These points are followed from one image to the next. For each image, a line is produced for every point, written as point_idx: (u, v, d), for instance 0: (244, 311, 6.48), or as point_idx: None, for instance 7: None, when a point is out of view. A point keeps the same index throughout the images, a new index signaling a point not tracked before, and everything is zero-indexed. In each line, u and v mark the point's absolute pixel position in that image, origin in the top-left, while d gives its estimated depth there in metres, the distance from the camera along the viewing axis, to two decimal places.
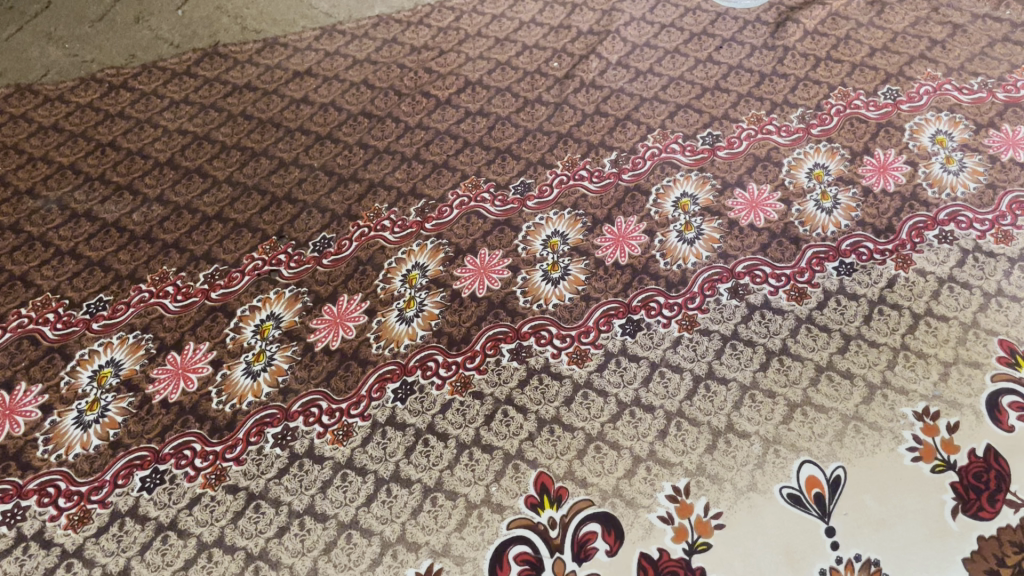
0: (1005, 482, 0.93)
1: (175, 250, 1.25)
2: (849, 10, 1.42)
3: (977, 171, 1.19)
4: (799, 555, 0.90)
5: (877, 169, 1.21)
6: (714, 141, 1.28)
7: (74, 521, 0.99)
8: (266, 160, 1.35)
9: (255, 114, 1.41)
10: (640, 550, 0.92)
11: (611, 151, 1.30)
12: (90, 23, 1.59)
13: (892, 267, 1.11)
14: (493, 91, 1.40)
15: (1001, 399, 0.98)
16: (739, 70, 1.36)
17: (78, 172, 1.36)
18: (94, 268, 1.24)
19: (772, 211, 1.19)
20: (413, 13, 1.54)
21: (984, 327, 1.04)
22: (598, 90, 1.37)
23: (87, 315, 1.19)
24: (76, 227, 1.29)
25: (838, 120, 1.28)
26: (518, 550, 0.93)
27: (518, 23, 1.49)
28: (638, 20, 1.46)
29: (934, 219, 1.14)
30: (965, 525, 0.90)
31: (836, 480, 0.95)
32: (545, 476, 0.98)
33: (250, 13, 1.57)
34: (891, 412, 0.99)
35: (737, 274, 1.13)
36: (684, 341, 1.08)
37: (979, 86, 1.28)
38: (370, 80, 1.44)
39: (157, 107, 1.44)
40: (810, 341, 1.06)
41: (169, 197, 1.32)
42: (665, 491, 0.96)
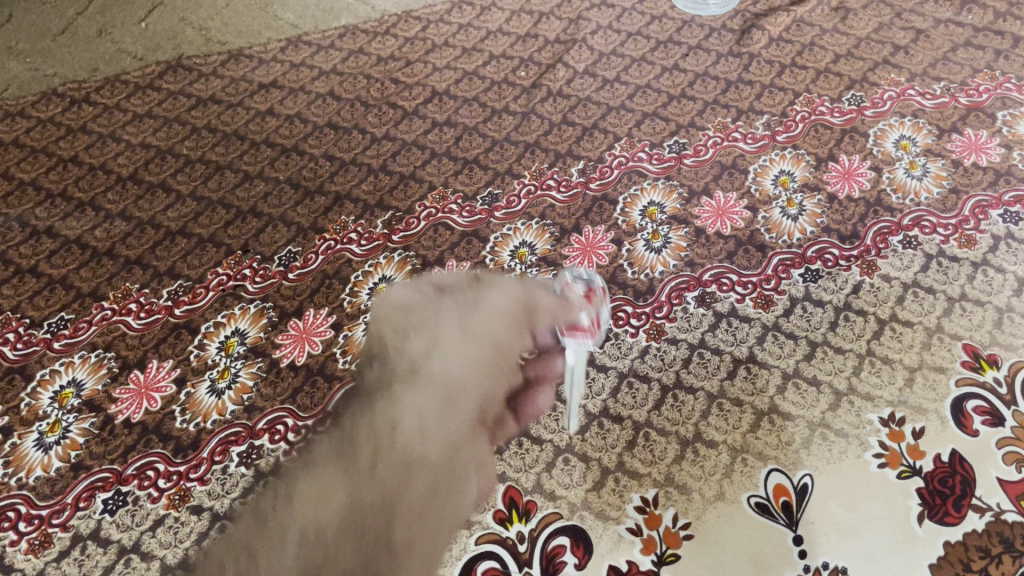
0: (970, 487, 0.93)
1: (138, 267, 1.24)
2: (814, 17, 1.42)
3: (940, 175, 1.20)
4: (767, 564, 0.90)
5: (842, 174, 1.22)
6: (680, 149, 1.28)
7: (34, 545, 0.97)
8: (230, 173, 1.33)
9: (220, 127, 1.40)
10: (608, 564, 0.92)
11: (578, 160, 1.29)
12: (52, 37, 1.56)
13: (856, 273, 1.11)
14: (460, 101, 1.39)
15: (966, 404, 0.99)
16: (705, 78, 1.36)
17: (39, 189, 1.34)
18: (55, 286, 1.22)
19: (737, 218, 1.19)
20: (380, 23, 1.52)
21: (948, 332, 1.05)
22: (565, 99, 1.37)
23: (48, 335, 1.17)
24: (37, 244, 1.27)
25: (803, 127, 1.28)
26: (485, 565, 0.93)
27: (485, 32, 1.48)
28: (605, 29, 1.46)
29: (898, 224, 1.15)
30: (931, 530, 0.91)
31: (803, 488, 0.95)
32: (513, 490, 0.98)
33: (215, 25, 1.55)
34: (857, 418, 1.00)
35: (703, 282, 1.13)
36: (652, 351, 1.07)
37: (942, 90, 1.29)
38: (337, 91, 1.42)
39: (120, 121, 1.42)
40: (776, 349, 1.06)
41: (132, 213, 1.30)
42: (633, 502, 0.96)
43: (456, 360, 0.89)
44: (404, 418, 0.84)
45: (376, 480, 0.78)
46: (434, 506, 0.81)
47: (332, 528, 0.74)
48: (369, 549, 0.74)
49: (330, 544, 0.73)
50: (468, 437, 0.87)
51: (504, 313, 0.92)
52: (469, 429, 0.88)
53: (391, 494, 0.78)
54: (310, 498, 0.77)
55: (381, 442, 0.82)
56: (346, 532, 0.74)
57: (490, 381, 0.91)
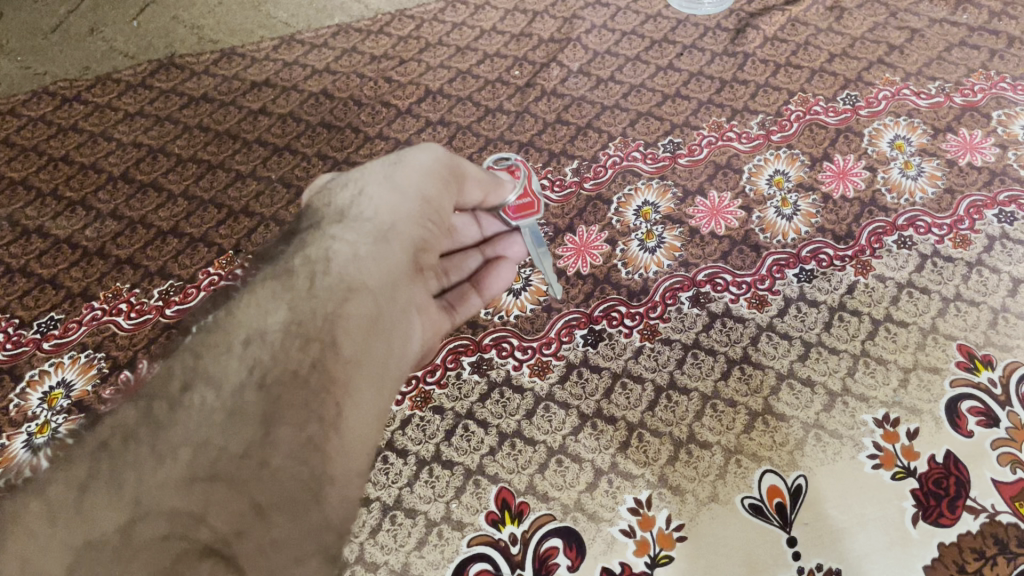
0: (964, 488, 0.94)
1: (129, 266, 1.23)
2: (809, 16, 1.41)
3: (934, 175, 1.19)
4: (759, 566, 0.90)
5: (837, 174, 1.21)
6: (674, 149, 1.27)
7: None
8: (222, 173, 1.33)
9: (212, 126, 1.39)
10: (601, 565, 0.93)
11: (572, 160, 1.28)
12: (43, 36, 1.55)
13: (851, 273, 1.11)
14: (454, 100, 1.38)
15: (960, 404, 0.99)
16: (699, 78, 1.35)
17: (29, 188, 1.34)
18: (45, 286, 1.22)
19: (732, 218, 1.18)
20: (373, 21, 1.51)
21: (943, 332, 1.05)
22: (559, 98, 1.36)
23: (37, 335, 1.16)
24: (27, 244, 1.27)
25: (797, 127, 1.28)
26: (478, 567, 0.94)
27: (478, 31, 1.47)
28: (599, 27, 1.44)
29: (893, 224, 1.15)
30: (925, 532, 0.91)
31: (798, 489, 0.95)
32: (505, 491, 0.98)
33: (207, 23, 1.54)
34: (851, 419, 0.99)
35: (698, 282, 1.12)
36: (646, 351, 1.07)
37: (937, 90, 1.29)
38: (330, 90, 1.41)
39: (112, 120, 1.41)
40: (770, 349, 1.05)
41: (123, 212, 1.29)
42: (627, 503, 0.96)
43: (386, 207, 0.84)
44: (337, 248, 0.76)
45: (317, 296, 0.70)
46: (377, 327, 0.76)
47: (279, 340, 0.65)
48: (317, 353, 0.67)
49: (274, 346, 0.64)
50: (402, 279, 0.83)
51: (431, 170, 0.89)
52: (404, 270, 0.84)
53: (331, 313, 0.70)
54: (250, 312, 0.67)
55: (317, 270, 0.72)
56: (293, 337, 0.66)
57: (421, 230, 0.87)
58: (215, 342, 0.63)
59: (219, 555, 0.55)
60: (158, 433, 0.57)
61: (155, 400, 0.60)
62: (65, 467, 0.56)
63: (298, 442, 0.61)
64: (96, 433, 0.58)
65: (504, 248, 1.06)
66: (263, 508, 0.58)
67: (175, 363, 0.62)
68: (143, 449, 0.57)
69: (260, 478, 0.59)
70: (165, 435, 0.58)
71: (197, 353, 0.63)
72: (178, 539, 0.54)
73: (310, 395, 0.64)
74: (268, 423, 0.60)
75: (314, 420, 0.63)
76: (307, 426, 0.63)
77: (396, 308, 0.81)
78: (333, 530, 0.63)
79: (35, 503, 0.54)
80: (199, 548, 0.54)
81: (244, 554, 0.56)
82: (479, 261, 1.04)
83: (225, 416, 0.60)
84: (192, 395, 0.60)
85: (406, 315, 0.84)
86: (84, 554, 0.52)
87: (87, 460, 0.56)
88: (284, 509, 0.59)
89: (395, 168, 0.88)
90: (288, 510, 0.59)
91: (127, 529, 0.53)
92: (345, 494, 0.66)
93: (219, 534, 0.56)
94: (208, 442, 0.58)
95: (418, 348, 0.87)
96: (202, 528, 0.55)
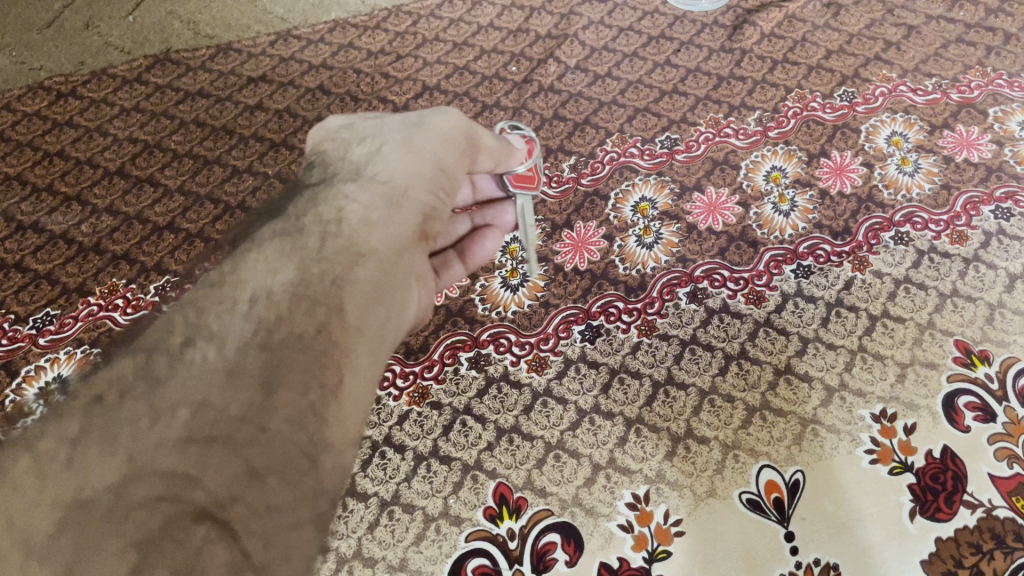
0: (961, 483, 0.94)
1: (124, 262, 1.23)
2: (806, 12, 1.40)
3: (931, 172, 1.19)
4: (757, 562, 0.91)
5: (834, 171, 1.21)
6: (671, 145, 1.27)
7: None
8: (219, 168, 1.32)
9: (208, 121, 1.38)
10: (599, 560, 0.93)
11: (570, 156, 1.28)
12: (38, 30, 1.54)
13: (848, 269, 1.11)
14: (450, 97, 1.38)
15: (957, 400, 0.99)
16: (697, 74, 1.35)
17: (24, 183, 1.33)
18: (41, 282, 1.21)
19: (729, 214, 1.18)
20: (370, 17, 1.50)
21: (940, 328, 1.05)
22: (557, 94, 1.35)
23: (33, 331, 1.16)
24: (23, 240, 1.26)
25: (794, 123, 1.28)
26: (477, 562, 0.94)
27: (475, 27, 1.46)
28: (596, 23, 1.44)
29: (890, 220, 1.15)
30: (923, 527, 0.92)
31: (795, 484, 0.95)
32: (504, 486, 0.98)
33: (203, 19, 1.53)
34: (848, 414, 1.00)
35: (695, 278, 1.12)
36: (643, 347, 1.07)
37: (934, 87, 1.29)
38: (326, 86, 1.41)
39: (107, 115, 1.41)
40: (768, 345, 1.06)
41: (118, 208, 1.29)
42: (625, 498, 0.96)
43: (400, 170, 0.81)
44: (349, 210, 0.75)
45: (325, 258, 0.68)
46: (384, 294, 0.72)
47: (285, 301, 0.64)
48: (322, 317, 0.64)
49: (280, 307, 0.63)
50: (411, 244, 0.79)
51: (447, 137, 0.85)
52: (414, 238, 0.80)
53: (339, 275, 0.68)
54: (258, 268, 0.66)
55: (328, 229, 0.72)
56: (300, 300, 0.64)
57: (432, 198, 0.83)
58: (220, 298, 0.63)
59: (214, 519, 0.52)
60: (154, 391, 0.56)
61: (155, 354, 0.59)
62: (56, 419, 0.54)
63: (297, 407, 0.59)
64: (90, 387, 0.56)
65: (493, 218, 1.04)
66: (258, 472, 0.55)
67: (176, 319, 0.62)
68: (139, 406, 0.55)
69: (258, 442, 0.56)
70: (160, 392, 0.56)
71: (197, 309, 0.62)
72: (171, 499, 0.52)
73: (313, 360, 0.62)
74: (267, 388, 0.58)
75: (315, 386, 0.61)
76: (308, 393, 0.60)
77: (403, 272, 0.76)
78: (330, 498, 0.60)
79: (23, 458, 0.52)
80: (192, 510, 0.52)
81: (240, 518, 0.53)
82: (468, 227, 1.02)
83: (224, 377, 0.58)
84: (193, 351, 0.59)
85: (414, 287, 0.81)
86: (73, 512, 0.50)
87: (81, 413, 0.55)
88: (279, 473, 0.56)
89: (414, 134, 0.85)
90: (285, 475, 0.57)
91: (118, 488, 0.51)
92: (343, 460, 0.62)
93: (212, 495, 0.53)
94: (207, 403, 0.56)
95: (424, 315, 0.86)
96: (197, 489, 0.53)
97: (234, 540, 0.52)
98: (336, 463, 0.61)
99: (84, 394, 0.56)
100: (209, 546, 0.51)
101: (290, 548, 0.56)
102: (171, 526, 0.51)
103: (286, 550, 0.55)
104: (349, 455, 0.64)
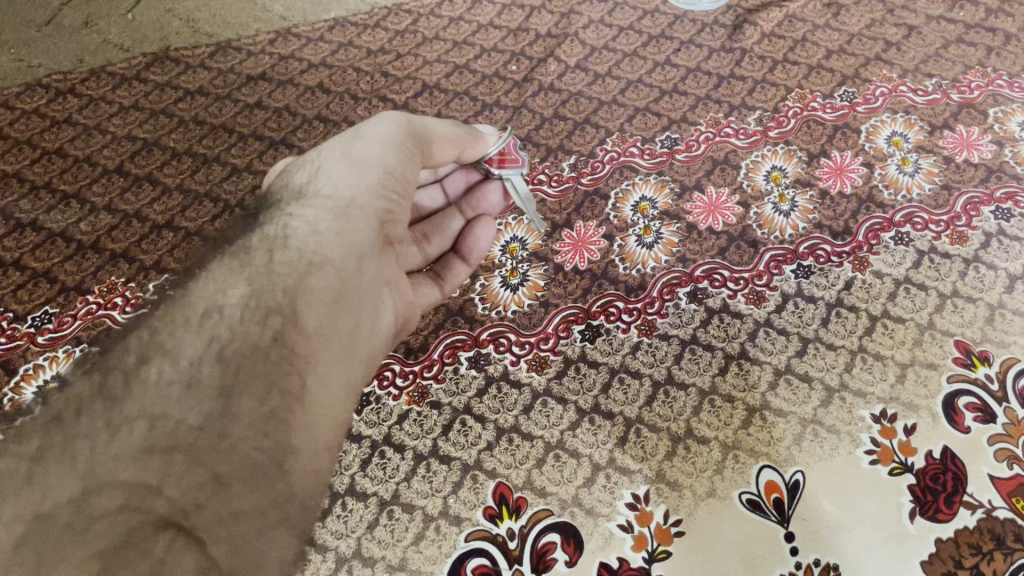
0: (961, 484, 0.94)
1: (123, 260, 1.22)
2: (806, 12, 1.40)
3: (931, 172, 1.19)
4: (757, 562, 0.91)
5: (834, 171, 1.21)
6: (672, 144, 1.27)
7: None
8: (218, 167, 1.32)
9: (208, 119, 1.38)
10: (600, 560, 0.93)
11: (570, 155, 1.28)
12: (37, 28, 1.52)
13: (848, 270, 1.11)
14: (451, 95, 1.38)
15: (957, 400, 0.99)
16: (697, 74, 1.35)
17: (23, 181, 1.33)
18: (39, 280, 1.21)
19: (729, 214, 1.18)
20: (370, 15, 1.49)
21: (940, 328, 1.05)
22: (557, 94, 1.35)
23: (32, 329, 1.16)
24: (21, 238, 1.26)
25: (795, 123, 1.28)
26: (476, 562, 0.94)
27: (475, 25, 1.46)
28: (597, 22, 1.43)
29: (890, 221, 1.15)
30: (923, 528, 0.92)
31: (795, 484, 0.95)
32: (504, 486, 0.98)
33: (203, 16, 1.52)
34: (848, 415, 1.00)
35: (695, 278, 1.12)
36: (644, 347, 1.07)
37: (934, 87, 1.29)
38: (326, 84, 1.41)
39: (106, 114, 1.40)
40: (768, 345, 1.06)
41: (118, 206, 1.29)
42: (625, 499, 0.96)
43: (344, 182, 0.82)
44: (296, 224, 0.79)
45: (276, 271, 0.74)
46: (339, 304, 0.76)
47: (239, 314, 0.69)
48: (277, 326, 0.70)
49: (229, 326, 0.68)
50: (372, 251, 0.81)
51: (389, 138, 0.85)
52: (369, 242, 0.81)
53: (292, 287, 0.73)
54: (209, 288, 0.71)
55: (277, 246, 0.76)
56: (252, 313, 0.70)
57: (381, 205, 0.83)
58: (173, 317, 0.68)
59: (178, 527, 0.56)
60: (111, 408, 0.61)
61: (111, 374, 0.63)
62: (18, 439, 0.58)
63: (259, 413, 0.65)
64: (51, 407, 0.61)
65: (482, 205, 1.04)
66: (223, 478, 0.60)
67: (132, 341, 0.67)
68: (96, 421, 0.59)
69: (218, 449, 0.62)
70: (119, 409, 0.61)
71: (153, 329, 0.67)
72: (133, 510, 0.56)
73: (270, 367, 0.68)
74: (226, 395, 0.64)
75: (276, 392, 0.67)
76: (267, 400, 0.66)
77: (368, 278, 0.80)
78: (297, 502, 0.66)
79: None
80: (155, 519, 0.56)
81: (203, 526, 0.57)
82: (460, 223, 1.03)
83: (182, 388, 0.63)
84: (148, 368, 0.64)
85: (377, 290, 0.82)
86: (33, 527, 0.53)
87: (40, 433, 0.58)
88: (244, 480, 0.61)
89: (356, 141, 0.86)
90: (250, 481, 0.61)
91: (79, 500, 0.55)
92: (312, 468, 0.68)
93: None
94: (165, 414, 0.61)
95: (389, 323, 0.85)
96: (158, 499, 0.57)
97: (201, 547, 0.56)
98: (306, 469, 0.67)
99: (45, 414, 0.60)
100: (172, 554, 0.54)
101: (264, 555, 0.60)
102: (134, 534, 0.54)
103: (261, 556, 0.59)
104: (321, 461, 0.70)
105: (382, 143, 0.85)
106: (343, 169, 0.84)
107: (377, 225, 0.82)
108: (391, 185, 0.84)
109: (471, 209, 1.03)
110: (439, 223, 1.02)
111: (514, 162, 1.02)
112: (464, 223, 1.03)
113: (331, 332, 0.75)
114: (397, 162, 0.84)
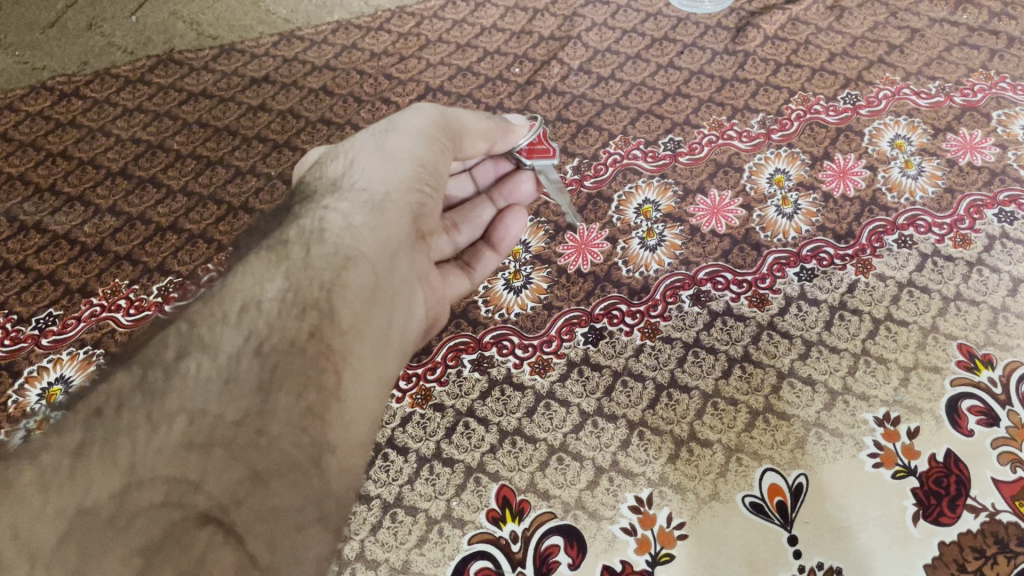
0: (964, 487, 0.94)
1: (127, 262, 1.23)
2: (810, 15, 1.40)
3: (935, 175, 1.19)
4: (760, 564, 0.91)
5: (837, 173, 1.21)
6: (675, 147, 1.27)
7: None
8: (221, 169, 1.32)
9: (211, 122, 1.38)
10: (602, 563, 0.93)
11: (573, 157, 1.28)
12: (41, 30, 1.53)
13: (851, 273, 1.11)
14: (454, 98, 1.38)
15: (961, 403, 0.99)
16: (700, 76, 1.35)
17: (27, 183, 1.33)
18: (43, 282, 1.21)
19: (733, 216, 1.18)
20: (373, 18, 1.50)
21: (943, 332, 1.05)
22: (559, 96, 1.35)
23: (35, 331, 1.16)
24: (26, 240, 1.26)
25: (798, 125, 1.28)
26: (479, 565, 0.94)
27: (478, 28, 1.46)
28: (599, 25, 1.44)
29: (893, 224, 1.15)
30: (926, 531, 0.92)
31: (798, 488, 0.95)
32: (506, 488, 0.98)
33: (206, 19, 1.52)
34: (852, 418, 1.00)
35: (698, 281, 1.12)
36: (647, 350, 1.07)
37: (937, 90, 1.29)
38: (329, 87, 1.41)
39: (110, 116, 1.40)
40: (771, 348, 1.06)
41: (122, 208, 1.29)
42: (627, 501, 0.96)
43: (378, 176, 0.82)
44: (331, 216, 0.77)
45: (313, 265, 0.71)
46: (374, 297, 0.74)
47: (276, 308, 0.67)
48: (314, 320, 0.67)
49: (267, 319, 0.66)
50: (405, 245, 0.81)
51: (421, 132, 0.86)
52: (403, 236, 0.81)
53: (330, 280, 0.70)
54: (246, 281, 0.69)
55: (314, 239, 0.73)
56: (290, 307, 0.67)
57: (416, 198, 0.83)
58: (212, 311, 0.66)
59: (217, 523, 0.54)
60: (152, 402, 0.59)
61: (151, 368, 0.61)
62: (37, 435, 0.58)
63: (296, 409, 0.62)
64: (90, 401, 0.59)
65: (512, 193, 1.05)
66: (261, 475, 0.58)
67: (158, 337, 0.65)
68: (137, 416, 0.58)
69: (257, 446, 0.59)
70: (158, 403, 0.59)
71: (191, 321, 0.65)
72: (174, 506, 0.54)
73: (308, 361, 0.65)
74: (264, 392, 0.61)
75: (313, 387, 0.64)
76: (305, 395, 0.63)
77: (400, 274, 0.80)
78: (335, 500, 0.61)
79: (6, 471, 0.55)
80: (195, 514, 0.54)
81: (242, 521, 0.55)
82: (491, 212, 1.04)
83: (221, 384, 0.61)
84: (187, 363, 0.62)
85: (408, 285, 0.82)
86: (77, 521, 0.52)
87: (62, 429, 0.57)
88: (283, 477, 0.58)
89: (386, 137, 0.86)
90: (288, 478, 0.58)
91: (118, 495, 0.54)
92: (346, 465, 0.64)
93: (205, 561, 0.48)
94: (204, 410, 0.59)
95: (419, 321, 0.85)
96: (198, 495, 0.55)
97: (239, 544, 0.54)
98: (341, 467, 0.63)
99: (76, 405, 0.60)
100: (212, 550, 0.52)
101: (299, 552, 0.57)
102: (175, 530, 0.53)
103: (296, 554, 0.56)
104: (356, 458, 0.65)
105: (413, 138, 0.86)
106: (376, 162, 0.84)
107: (409, 219, 0.82)
108: (427, 178, 0.84)
109: (501, 198, 1.05)
110: (468, 211, 1.02)
111: (544, 153, 1.03)
112: (495, 212, 1.04)
113: (365, 327, 0.72)
114: (429, 156, 0.85)
